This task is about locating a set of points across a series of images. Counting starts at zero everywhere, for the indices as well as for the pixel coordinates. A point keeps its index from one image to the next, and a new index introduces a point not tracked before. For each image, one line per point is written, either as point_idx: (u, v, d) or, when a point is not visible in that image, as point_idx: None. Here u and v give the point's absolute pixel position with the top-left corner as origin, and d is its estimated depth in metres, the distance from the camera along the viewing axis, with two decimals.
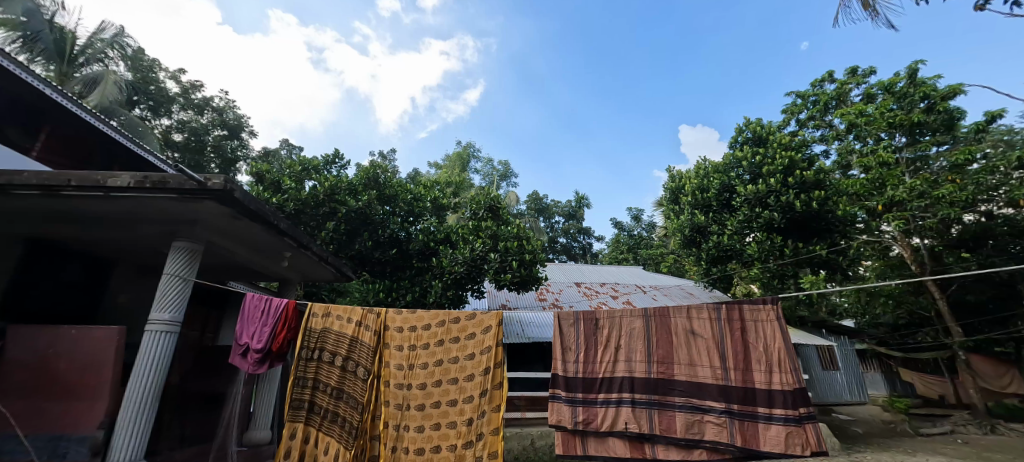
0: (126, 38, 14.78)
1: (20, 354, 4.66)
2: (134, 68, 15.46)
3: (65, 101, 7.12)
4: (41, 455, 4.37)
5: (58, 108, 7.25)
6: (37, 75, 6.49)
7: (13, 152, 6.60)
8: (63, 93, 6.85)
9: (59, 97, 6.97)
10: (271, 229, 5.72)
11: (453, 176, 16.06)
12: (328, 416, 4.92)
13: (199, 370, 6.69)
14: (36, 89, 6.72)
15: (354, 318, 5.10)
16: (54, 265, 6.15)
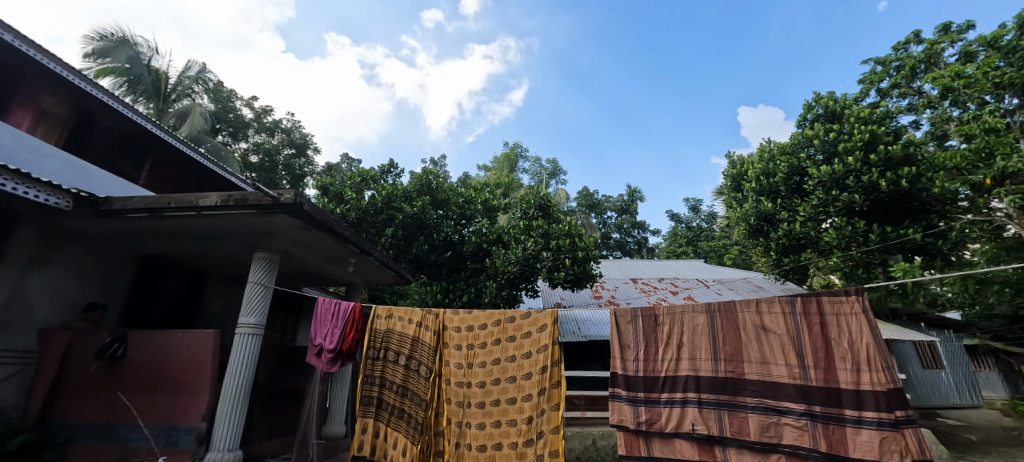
0: (208, 73, 16.28)
1: (136, 354, 5.29)
2: (217, 99, 17.22)
3: (163, 134, 8.29)
4: (159, 442, 4.94)
5: (159, 141, 8.42)
6: (137, 111, 7.68)
7: (124, 183, 7.58)
8: (158, 125, 7.99)
9: (157, 130, 8.16)
10: (337, 238, 6.07)
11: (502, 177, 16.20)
12: (394, 412, 5.16)
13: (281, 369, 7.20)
14: (139, 125, 7.93)
15: (415, 319, 5.30)
16: (159, 278, 6.96)
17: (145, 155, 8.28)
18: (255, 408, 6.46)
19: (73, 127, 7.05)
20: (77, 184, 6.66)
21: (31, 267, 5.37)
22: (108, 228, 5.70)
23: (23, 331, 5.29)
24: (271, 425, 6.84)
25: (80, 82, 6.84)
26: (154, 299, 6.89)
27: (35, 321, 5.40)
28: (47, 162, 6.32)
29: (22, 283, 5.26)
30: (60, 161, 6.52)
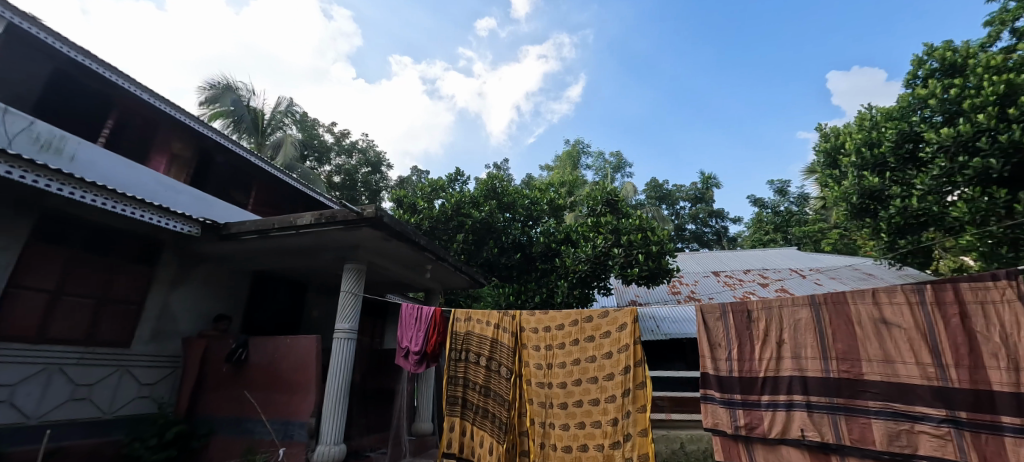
0: (294, 106, 18.00)
1: (255, 358, 5.99)
2: (303, 128, 19.02)
3: (264, 165, 9.40)
4: (278, 435, 5.55)
5: (261, 171, 9.52)
6: (244, 148, 8.81)
7: (235, 209, 8.66)
8: (261, 158, 9.08)
9: (260, 162, 9.27)
10: (414, 246, 6.40)
11: (566, 176, 16.02)
12: (479, 412, 5.23)
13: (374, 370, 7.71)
14: (246, 159, 9.06)
15: (492, 321, 5.39)
16: (268, 290, 7.83)
17: (253, 185, 9.39)
18: (353, 406, 7.01)
19: (199, 167, 8.24)
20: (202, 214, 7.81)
21: (174, 286, 6.35)
22: (226, 250, 6.53)
23: (172, 339, 6.28)
24: (368, 421, 7.38)
25: (201, 127, 8.01)
26: (266, 309, 7.78)
27: (179, 331, 6.38)
28: (179, 197, 7.50)
29: (167, 299, 6.24)
30: (190, 195, 7.71)
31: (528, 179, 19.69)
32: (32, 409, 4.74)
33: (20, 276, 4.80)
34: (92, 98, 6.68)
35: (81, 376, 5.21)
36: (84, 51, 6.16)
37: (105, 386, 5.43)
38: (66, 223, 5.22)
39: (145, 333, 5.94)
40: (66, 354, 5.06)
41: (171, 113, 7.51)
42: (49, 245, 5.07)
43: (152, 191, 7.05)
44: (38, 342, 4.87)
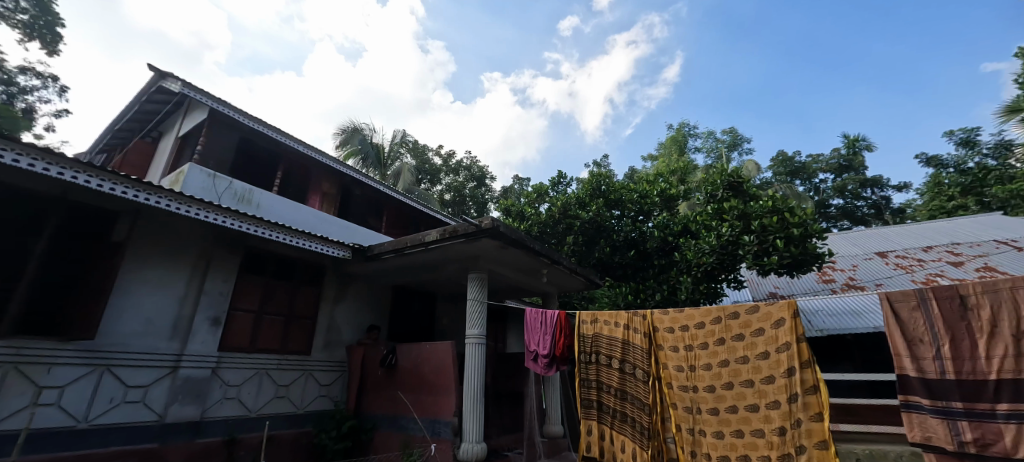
0: (407, 136, 19.96)
1: (403, 362, 6.68)
2: (416, 154, 21.12)
3: (392, 193, 10.60)
4: (428, 432, 6.06)
5: (389, 198, 10.72)
6: (375, 179, 10.06)
7: (373, 233, 9.91)
8: (388, 186, 10.26)
9: (388, 190, 10.48)
10: (530, 252, 6.52)
11: (673, 163, 14.89)
12: (617, 416, 5.05)
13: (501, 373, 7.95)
14: (377, 189, 10.32)
15: (621, 321, 5.19)
16: (405, 302, 8.73)
17: (383, 210, 10.60)
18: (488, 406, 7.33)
19: (342, 200, 9.58)
20: (349, 240, 9.05)
21: (336, 302, 7.45)
22: (370, 268, 7.44)
23: (338, 348, 7.34)
24: (502, 421, 7.60)
25: (341, 166, 9.35)
26: (405, 319, 8.67)
27: (343, 340, 7.45)
28: (331, 227, 8.82)
29: (332, 313, 7.34)
30: (339, 225, 9.00)
31: (632, 172, 18.79)
32: (252, 404, 5.95)
33: (236, 301, 6.11)
34: (266, 156, 8.34)
35: (281, 378, 6.38)
36: (257, 119, 7.83)
37: (297, 386, 6.57)
38: (260, 256, 6.52)
39: (319, 342, 7.05)
40: (269, 361, 6.27)
41: (319, 159, 8.97)
42: (250, 275, 6.36)
43: (312, 224, 8.44)
44: (251, 351, 6.14)
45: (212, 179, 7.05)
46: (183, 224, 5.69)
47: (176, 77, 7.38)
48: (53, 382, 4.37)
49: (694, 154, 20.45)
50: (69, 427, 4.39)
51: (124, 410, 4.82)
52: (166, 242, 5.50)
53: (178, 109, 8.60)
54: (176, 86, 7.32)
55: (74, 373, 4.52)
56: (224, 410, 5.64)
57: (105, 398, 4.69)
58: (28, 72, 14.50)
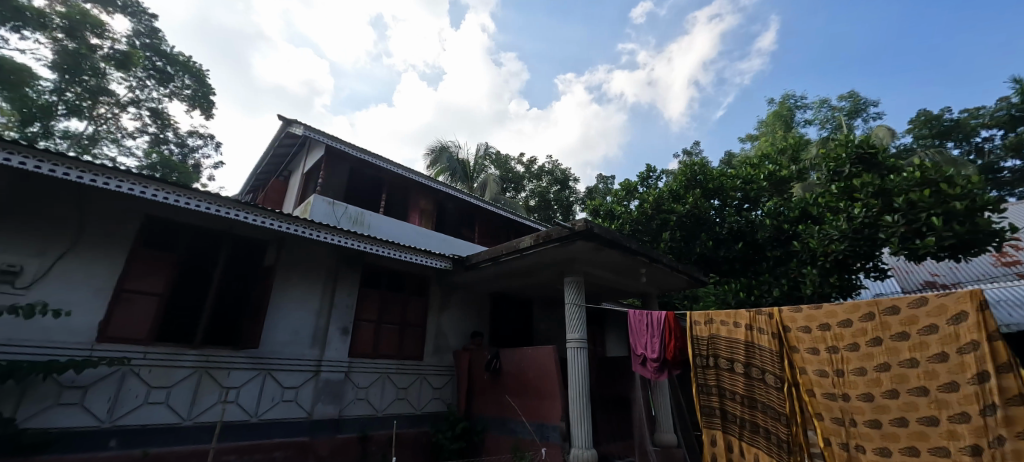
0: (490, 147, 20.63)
1: (507, 367, 6.81)
2: (499, 164, 21.80)
3: (483, 204, 11.01)
4: (537, 436, 6.10)
5: (480, 209, 11.15)
6: (466, 193, 10.56)
7: (468, 244, 10.38)
8: (478, 198, 10.69)
9: (479, 202, 10.91)
10: (626, 252, 6.25)
11: (779, 141, 13.23)
12: (747, 426, 4.57)
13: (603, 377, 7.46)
14: (468, 202, 10.81)
15: (742, 321, 4.70)
16: (503, 308, 8.96)
17: (475, 221, 11.04)
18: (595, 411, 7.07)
19: (438, 215, 10.20)
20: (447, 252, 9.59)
21: (442, 310, 7.91)
22: (469, 277, 7.77)
23: (447, 353, 7.77)
24: (610, 427, 7.20)
25: (435, 184, 9.98)
26: (503, 324, 8.90)
27: (450, 345, 7.86)
28: (431, 241, 9.42)
29: (438, 320, 7.80)
30: (438, 238, 9.58)
31: (729, 156, 17.10)
32: (378, 405, 6.55)
33: (359, 312, 6.82)
34: (372, 182, 9.25)
35: (400, 381, 6.94)
36: (363, 149, 8.74)
37: (414, 389, 7.08)
38: (375, 271, 7.19)
39: (430, 348, 7.53)
40: (389, 365, 6.87)
41: (417, 179, 9.68)
42: (369, 289, 7.04)
43: (414, 240, 9.12)
44: (374, 356, 6.79)
45: (332, 206, 8.00)
46: (313, 246, 6.51)
47: (299, 122, 8.54)
48: (232, 384, 5.28)
49: (805, 127, 17.96)
50: (244, 421, 5.26)
51: (282, 408, 5.64)
52: (303, 264, 6.35)
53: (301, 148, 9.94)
54: (299, 130, 8.48)
55: (246, 376, 5.40)
56: (357, 410, 6.29)
57: (268, 397, 5.53)
58: (193, 135, 17.97)
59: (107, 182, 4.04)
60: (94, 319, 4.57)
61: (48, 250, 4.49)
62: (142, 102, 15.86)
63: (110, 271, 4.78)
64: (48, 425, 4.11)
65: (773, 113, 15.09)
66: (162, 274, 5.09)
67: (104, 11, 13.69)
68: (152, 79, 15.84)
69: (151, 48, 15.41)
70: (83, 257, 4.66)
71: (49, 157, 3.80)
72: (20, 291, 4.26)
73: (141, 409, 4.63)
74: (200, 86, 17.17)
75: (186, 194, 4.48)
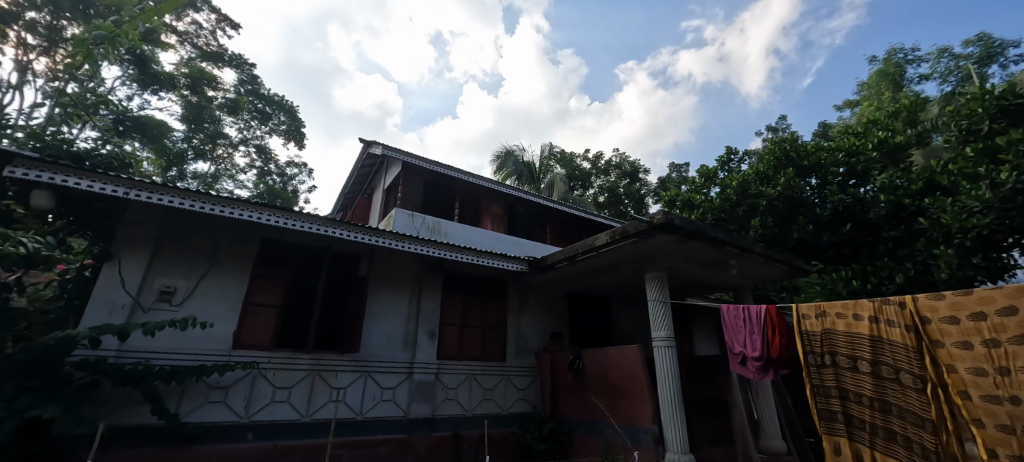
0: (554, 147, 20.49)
1: (591, 367, 6.67)
2: (565, 163, 21.58)
3: (553, 204, 10.96)
4: (628, 439, 5.88)
5: (550, 209, 11.11)
6: (536, 195, 10.59)
7: (541, 245, 10.39)
8: (548, 199, 10.67)
9: (549, 202, 10.89)
10: (713, 242, 5.79)
11: (887, 104, 11.48)
12: (880, 433, 4.00)
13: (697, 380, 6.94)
14: (538, 203, 10.83)
15: (864, 314, 4.15)
16: (580, 308, 8.84)
17: (546, 222, 11.02)
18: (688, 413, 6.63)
19: (509, 218, 10.34)
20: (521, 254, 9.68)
21: (520, 312, 7.99)
22: (545, 278, 7.74)
23: (529, 354, 7.82)
24: (707, 432, 6.64)
25: (504, 188, 10.15)
26: (582, 324, 8.76)
27: (531, 346, 7.91)
28: (504, 245, 9.58)
29: (518, 322, 7.89)
30: (511, 241, 9.70)
31: (824, 128, 15.21)
32: (467, 405, 6.78)
33: (444, 316, 7.12)
34: (445, 192, 9.65)
35: (487, 382, 7.11)
36: (435, 162, 9.15)
37: (500, 390, 7.22)
38: (455, 276, 7.47)
39: (512, 350, 7.64)
40: (475, 367, 7.09)
41: (487, 185, 9.92)
42: (451, 294, 7.34)
43: (488, 245, 9.33)
44: (460, 358, 7.05)
45: (411, 218, 8.47)
46: (400, 257, 6.94)
47: (377, 142, 9.14)
48: (339, 385, 5.79)
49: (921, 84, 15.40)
50: (351, 418, 5.75)
51: (383, 407, 6.06)
52: (391, 273, 6.78)
53: (380, 166, 10.67)
54: (377, 149, 9.10)
55: (350, 378, 5.90)
56: (448, 409, 6.57)
57: (370, 397, 5.99)
58: (291, 165, 20.15)
59: (230, 211, 4.67)
60: (230, 329, 5.31)
61: (192, 272, 5.30)
62: (250, 141, 18.15)
63: (238, 287, 5.51)
64: (201, 419, 4.83)
65: (877, 72, 13.13)
66: (277, 288, 5.75)
67: (215, 66, 15.90)
68: (255, 120, 18.05)
69: (253, 92, 17.59)
70: (217, 277, 5.42)
71: (187, 194, 4.49)
72: (175, 307, 5.09)
73: (269, 407, 5.25)
74: (293, 121, 19.23)
75: (291, 217, 5.03)
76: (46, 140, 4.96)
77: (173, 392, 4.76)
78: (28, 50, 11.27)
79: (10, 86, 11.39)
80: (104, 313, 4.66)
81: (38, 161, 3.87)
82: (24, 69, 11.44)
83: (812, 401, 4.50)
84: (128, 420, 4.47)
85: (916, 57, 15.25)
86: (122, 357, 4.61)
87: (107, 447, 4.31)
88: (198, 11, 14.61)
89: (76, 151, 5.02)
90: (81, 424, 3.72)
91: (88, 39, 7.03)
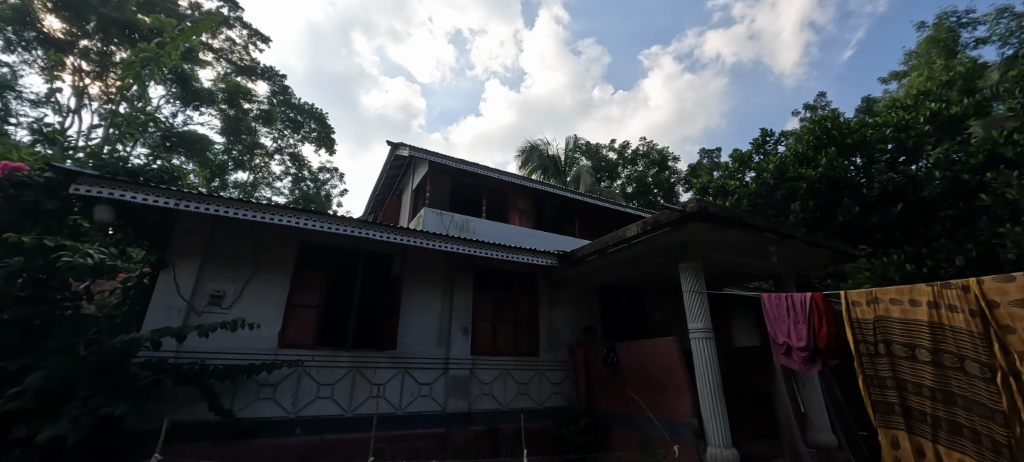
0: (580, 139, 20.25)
1: (627, 360, 6.59)
2: (591, 154, 21.31)
3: (580, 197, 10.85)
4: (667, 432, 5.77)
5: (577, 202, 10.99)
6: (562, 188, 10.51)
7: (570, 239, 10.31)
8: (574, 192, 10.57)
9: (576, 196, 10.78)
10: (750, 229, 5.58)
11: (939, 73, 10.65)
12: (943, 426, 3.78)
13: (737, 372, 6.75)
14: (565, 197, 10.75)
15: (922, 299, 3.90)
16: (612, 301, 8.73)
17: (574, 215, 10.93)
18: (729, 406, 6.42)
19: (536, 213, 10.32)
20: (550, 249, 9.64)
21: (552, 306, 7.97)
22: (577, 272, 7.68)
23: (562, 348, 7.80)
24: (750, 425, 6.44)
25: (530, 184, 10.14)
26: (615, 317, 8.66)
27: (564, 340, 7.87)
28: (533, 240, 9.58)
29: (550, 316, 7.87)
30: (539, 236, 9.69)
31: (869, 102, 14.28)
32: (503, 400, 6.83)
33: (477, 312, 7.20)
34: (472, 189, 9.71)
35: (521, 377, 7.15)
36: (461, 161, 9.22)
37: (534, 385, 7.23)
38: (486, 273, 7.53)
39: (545, 344, 7.64)
40: (509, 362, 7.13)
41: (513, 181, 9.92)
42: (483, 290, 7.41)
43: (516, 240, 9.35)
44: (494, 354, 7.12)
45: (440, 216, 8.59)
46: (431, 255, 7.06)
47: (404, 144, 9.29)
48: (379, 381, 5.96)
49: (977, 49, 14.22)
50: (392, 413, 5.91)
51: (421, 402, 6.21)
52: (424, 272, 6.91)
53: (407, 167, 10.85)
54: (405, 151, 9.25)
55: (388, 374, 6.06)
56: (484, 404, 6.65)
57: (408, 392, 6.14)
58: (323, 170, 20.81)
59: (271, 217, 4.88)
60: (276, 330, 5.57)
61: (239, 276, 5.58)
62: (284, 149, 18.87)
63: (281, 289, 5.76)
64: (253, 415, 5.10)
65: (927, 39, 12.20)
66: (316, 290, 5.98)
67: (249, 79, 16.59)
68: (288, 129, 18.74)
69: (285, 102, 18.26)
70: (262, 280, 5.68)
71: (230, 203, 4.73)
72: (225, 310, 5.38)
73: (315, 402, 5.48)
74: (324, 128, 19.84)
75: (327, 220, 5.21)
76: (104, 159, 5.33)
77: (227, 389, 5.04)
78: (83, 76, 12.14)
79: (70, 110, 12.31)
80: (163, 317, 4.98)
81: (99, 179, 4.19)
82: (80, 93, 12.33)
83: (866, 392, 4.34)
84: (188, 416, 4.77)
85: (971, 19, 14.04)
86: (181, 357, 4.92)
87: (171, 441, 4.61)
88: (232, 28, 15.29)
89: (130, 167, 5.38)
90: (146, 419, 3.99)
91: (136, 61, 7.49)
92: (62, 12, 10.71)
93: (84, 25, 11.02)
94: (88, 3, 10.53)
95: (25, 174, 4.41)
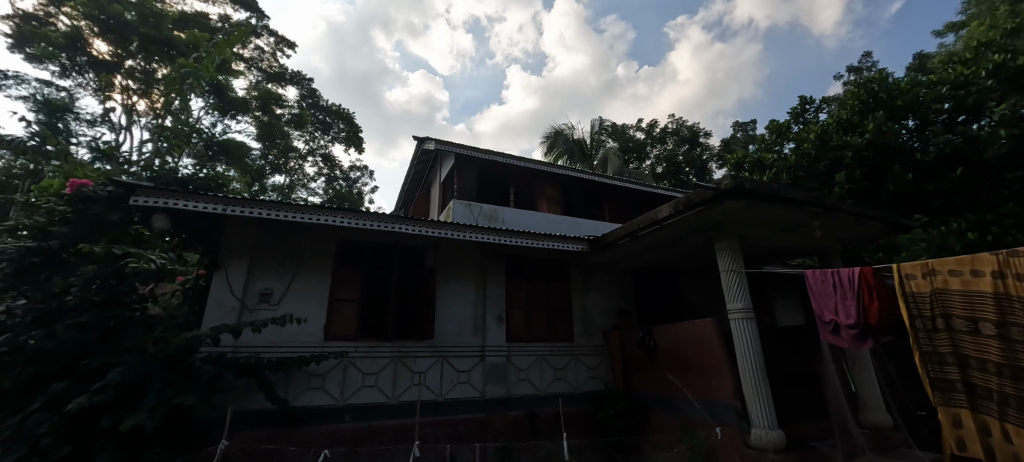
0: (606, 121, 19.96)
1: (664, 342, 6.51)
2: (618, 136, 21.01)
3: (609, 181, 10.67)
4: (707, 415, 5.72)
5: (606, 185, 10.81)
6: (588, 172, 10.37)
7: (599, 223, 10.21)
8: (602, 176, 10.36)
9: (603, 179, 10.61)
10: (791, 204, 5.36)
11: (1003, 20, 9.60)
12: (1011, 404, 3.55)
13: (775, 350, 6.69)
14: (592, 181, 10.61)
15: (984, 269, 3.67)
16: (646, 283, 8.62)
17: (604, 199, 10.78)
18: (774, 385, 6.31)
19: (565, 199, 10.26)
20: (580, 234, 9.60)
21: (585, 291, 7.96)
22: (609, 256, 7.63)
23: (597, 333, 7.80)
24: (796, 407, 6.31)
25: (557, 170, 10.03)
26: (650, 299, 8.57)
27: (599, 325, 7.86)
28: (563, 226, 9.58)
29: (583, 301, 7.87)
30: (569, 222, 9.68)
31: (922, 59, 13.22)
32: (540, 385, 6.93)
33: (510, 300, 7.31)
34: (499, 180, 9.75)
35: (558, 362, 7.22)
36: (487, 151, 9.20)
37: (570, 369, 7.28)
38: (517, 262, 7.60)
39: (580, 329, 7.66)
40: (545, 348, 7.22)
41: (539, 168, 9.84)
42: (514, 278, 7.50)
43: (546, 227, 9.37)
44: (529, 340, 7.22)
45: (469, 208, 8.72)
46: (463, 245, 7.16)
47: (429, 138, 9.38)
48: (419, 369, 6.18)
49: None
50: (434, 400, 6.14)
51: (461, 389, 6.39)
52: (456, 263, 7.04)
53: (434, 160, 11.00)
54: (431, 145, 9.37)
55: (428, 363, 6.27)
56: (523, 389, 6.77)
57: (448, 380, 6.34)
58: (354, 169, 21.40)
59: (311, 217, 5.11)
60: (321, 323, 5.86)
61: (284, 275, 5.89)
62: (316, 151, 19.54)
63: (323, 285, 6.04)
64: (307, 403, 5.44)
65: None
66: (356, 284, 6.25)
67: (279, 86, 17.17)
68: (319, 131, 19.41)
69: (314, 105, 18.79)
70: (305, 277, 5.98)
71: (272, 205, 4.96)
72: (274, 307, 5.71)
73: (361, 391, 5.76)
74: (352, 128, 20.35)
75: (361, 217, 5.38)
76: (156, 170, 5.72)
77: (281, 381, 5.39)
78: (131, 94, 12.93)
79: (121, 127, 13.19)
80: (219, 314, 5.37)
81: (154, 190, 4.52)
82: (130, 111, 13.15)
83: (922, 370, 4.13)
84: (249, 406, 5.14)
85: None
86: (237, 351, 5.27)
87: (237, 429, 5.00)
88: (259, 37, 15.81)
89: (180, 176, 5.77)
90: (212, 409, 4.31)
91: (176, 77, 7.88)
92: (108, 35, 11.37)
93: (127, 45, 11.66)
94: (129, 25, 11.05)
95: (91, 189, 4.85)
